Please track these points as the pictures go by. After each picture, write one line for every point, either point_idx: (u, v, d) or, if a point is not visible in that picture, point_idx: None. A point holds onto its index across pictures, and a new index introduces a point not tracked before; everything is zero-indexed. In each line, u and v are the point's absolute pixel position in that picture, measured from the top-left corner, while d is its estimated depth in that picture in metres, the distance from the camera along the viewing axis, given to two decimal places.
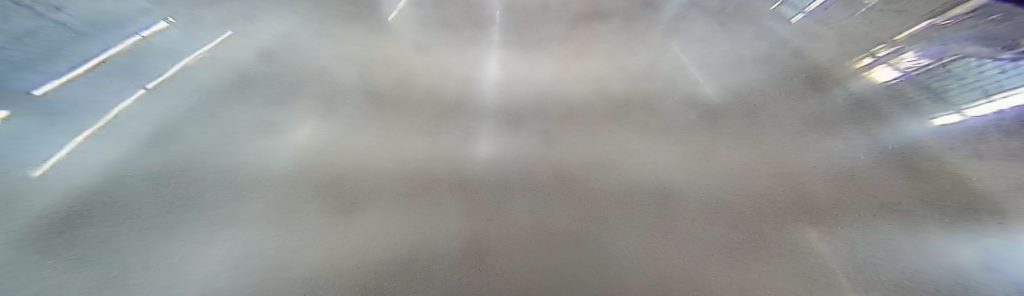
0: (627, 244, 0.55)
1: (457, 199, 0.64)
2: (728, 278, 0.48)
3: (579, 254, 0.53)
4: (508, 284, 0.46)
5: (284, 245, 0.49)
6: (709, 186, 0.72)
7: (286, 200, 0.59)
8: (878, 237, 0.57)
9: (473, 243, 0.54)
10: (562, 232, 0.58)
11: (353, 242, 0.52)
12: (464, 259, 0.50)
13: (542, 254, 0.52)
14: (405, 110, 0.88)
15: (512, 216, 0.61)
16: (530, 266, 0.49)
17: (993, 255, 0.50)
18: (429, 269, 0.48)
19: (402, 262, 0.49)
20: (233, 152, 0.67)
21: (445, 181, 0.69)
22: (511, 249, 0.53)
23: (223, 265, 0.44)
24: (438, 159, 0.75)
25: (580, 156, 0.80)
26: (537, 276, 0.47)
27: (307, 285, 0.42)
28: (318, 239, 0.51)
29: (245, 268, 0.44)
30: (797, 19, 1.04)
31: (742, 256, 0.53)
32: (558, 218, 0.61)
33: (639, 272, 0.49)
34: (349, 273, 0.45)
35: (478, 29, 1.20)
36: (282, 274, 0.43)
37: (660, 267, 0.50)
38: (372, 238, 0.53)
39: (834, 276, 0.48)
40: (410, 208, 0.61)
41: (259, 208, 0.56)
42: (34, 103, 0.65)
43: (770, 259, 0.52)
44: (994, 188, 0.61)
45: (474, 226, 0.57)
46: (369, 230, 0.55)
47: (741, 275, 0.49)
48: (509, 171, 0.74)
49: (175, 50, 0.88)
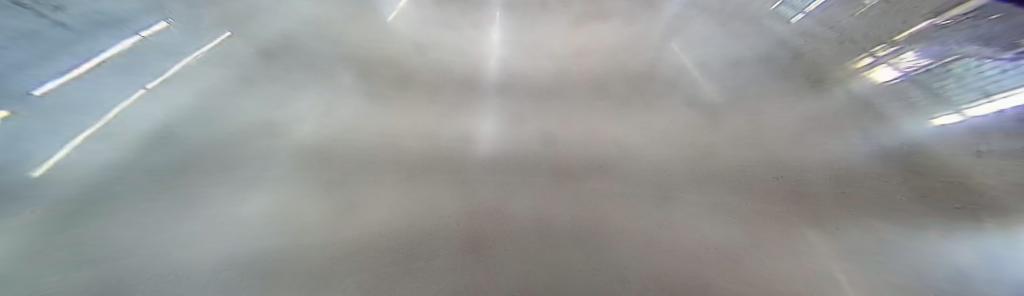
0: (613, 247, 0.67)
1: (465, 204, 0.76)
2: (693, 274, 0.60)
3: (571, 256, 0.66)
4: (512, 281, 0.62)
5: (323, 247, 0.60)
6: (704, 187, 0.76)
7: (307, 201, 0.67)
8: (879, 237, 0.60)
9: (483, 245, 0.68)
10: (560, 233, 0.71)
11: (382, 243, 0.65)
12: (477, 260, 0.65)
13: (538, 257, 0.66)
14: (407, 114, 0.90)
15: (516, 219, 0.73)
16: (530, 267, 0.64)
17: (990, 256, 0.53)
18: (450, 269, 0.63)
19: (426, 263, 0.63)
20: (250, 158, 0.71)
21: (450, 186, 0.79)
22: (515, 251, 0.67)
23: (250, 270, 0.52)
24: (438, 162, 0.83)
25: (582, 156, 0.86)
26: (534, 277, 0.62)
27: (358, 284, 0.57)
28: (351, 242, 0.63)
29: (296, 271, 0.55)
30: (797, 19, 1.03)
31: (716, 255, 0.63)
32: (556, 222, 0.73)
33: (617, 273, 0.62)
34: (386, 272, 0.60)
35: (477, 24, 1.16)
36: (334, 274, 0.57)
37: (636, 266, 0.63)
38: (399, 239, 0.66)
39: (797, 275, 0.57)
40: (411, 213, 0.72)
41: (286, 211, 0.64)
42: (35, 104, 0.63)
43: (737, 260, 0.61)
44: (985, 189, 0.63)
45: (482, 232, 0.70)
46: (393, 232, 0.67)
47: (705, 273, 0.60)
48: (511, 174, 0.82)
49: (170, 44, 0.84)
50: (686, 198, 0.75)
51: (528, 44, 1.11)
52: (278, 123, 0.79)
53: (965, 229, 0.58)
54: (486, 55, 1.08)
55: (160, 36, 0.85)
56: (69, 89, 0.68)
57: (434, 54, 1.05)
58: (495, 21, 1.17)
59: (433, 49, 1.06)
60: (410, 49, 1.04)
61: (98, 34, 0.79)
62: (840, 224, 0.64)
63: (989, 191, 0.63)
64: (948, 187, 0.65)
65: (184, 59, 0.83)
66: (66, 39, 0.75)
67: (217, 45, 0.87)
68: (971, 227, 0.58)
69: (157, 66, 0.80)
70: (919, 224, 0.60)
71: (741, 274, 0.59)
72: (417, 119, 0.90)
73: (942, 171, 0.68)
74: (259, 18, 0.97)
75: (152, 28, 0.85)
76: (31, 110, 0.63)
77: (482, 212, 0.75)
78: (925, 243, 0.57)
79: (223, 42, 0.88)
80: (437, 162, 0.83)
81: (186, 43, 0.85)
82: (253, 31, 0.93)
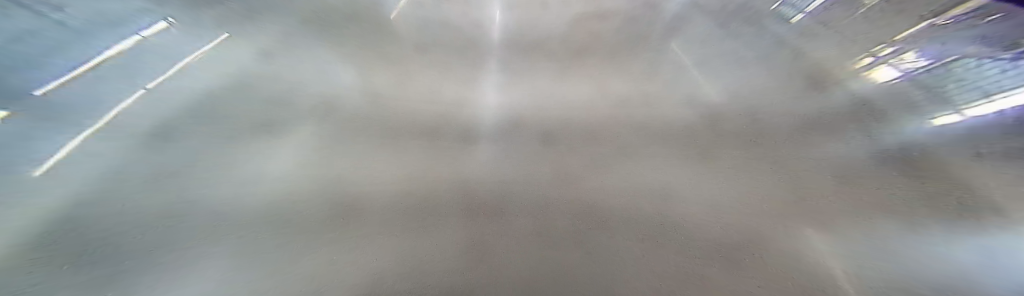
0: (623, 244, 0.63)
1: (454, 196, 0.72)
2: (738, 280, 0.53)
3: (578, 255, 0.60)
4: (513, 274, 0.56)
5: (332, 232, 0.59)
6: (705, 187, 0.76)
7: (276, 194, 0.63)
8: (878, 234, 0.60)
9: (471, 241, 0.63)
10: (561, 231, 0.66)
11: (367, 223, 0.62)
12: (467, 255, 0.59)
13: (541, 257, 0.60)
14: (408, 113, 0.89)
15: (510, 216, 0.69)
16: (529, 263, 0.58)
17: (994, 255, 0.53)
18: (428, 264, 0.57)
19: (403, 254, 0.58)
20: (240, 153, 0.69)
21: (444, 176, 0.77)
22: (509, 247, 0.62)
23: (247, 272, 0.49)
24: (441, 162, 0.80)
25: (583, 154, 0.85)
26: (539, 276, 0.56)
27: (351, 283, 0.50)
28: (328, 228, 0.60)
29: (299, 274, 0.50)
30: (797, 19, 1.04)
31: (748, 255, 0.59)
32: (558, 222, 0.68)
33: (631, 271, 0.56)
34: (380, 259, 0.55)
35: (478, 27, 1.14)
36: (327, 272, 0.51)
37: (663, 270, 0.56)
38: (379, 224, 0.63)
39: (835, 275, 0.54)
40: (405, 213, 0.67)
41: (281, 192, 0.64)
42: (35, 104, 0.64)
43: (768, 255, 0.59)
44: (989, 191, 0.63)
45: (478, 230, 0.65)
46: (371, 217, 0.65)
47: (748, 275, 0.54)
48: (509, 172, 0.80)
49: (170, 43, 0.84)
50: (689, 197, 0.74)
51: (528, 44, 1.12)
52: (276, 120, 0.79)
53: (967, 229, 0.58)
54: (486, 54, 1.08)
55: (161, 36, 0.85)
56: (69, 88, 0.69)
57: (434, 53, 1.05)
58: (494, 22, 1.16)
59: (433, 48, 1.06)
60: (411, 49, 1.03)
61: (98, 33, 0.80)
62: (842, 224, 0.64)
63: (991, 191, 0.63)
64: (948, 187, 0.65)
65: (184, 58, 0.83)
66: (67, 39, 0.76)
67: (218, 45, 0.88)
68: (972, 227, 0.58)
69: (157, 65, 0.80)
70: (919, 223, 0.61)
71: (782, 266, 0.55)
72: (419, 116, 0.89)
73: (941, 171, 0.68)
74: (259, 17, 0.97)
75: (152, 27, 0.86)
76: (30, 110, 0.63)
77: (478, 210, 0.70)
78: (924, 244, 0.57)
79: (223, 42, 0.89)
80: (440, 160, 0.80)
81: (186, 43, 0.86)
82: (254, 31, 0.94)
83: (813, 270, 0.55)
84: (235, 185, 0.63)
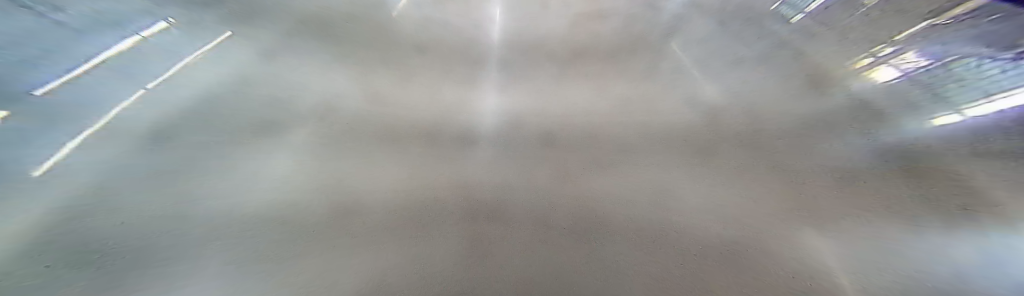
0: (619, 246, 0.65)
1: (456, 198, 0.75)
2: (731, 281, 0.56)
3: (575, 256, 0.64)
4: (514, 275, 0.60)
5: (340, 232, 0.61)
6: (705, 187, 0.77)
7: (279, 196, 0.65)
8: (879, 235, 0.60)
9: (473, 242, 0.66)
10: (560, 232, 0.69)
11: (371, 223, 0.65)
12: (468, 257, 0.63)
13: (540, 258, 0.63)
14: (408, 114, 0.89)
15: (512, 217, 0.72)
16: (528, 264, 0.62)
17: (1000, 255, 0.52)
18: (431, 267, 0.60)
19: (409, 257, 0.60)
20: (241, 153, 0.70)
21: (445, 177, 0.79)
22: (510, 248, 0.65)
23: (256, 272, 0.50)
24: (440, 161, 0.82)
25: (583, 153, 0.87)
26: (537, 277, 0.59)
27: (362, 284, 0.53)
28: (334, 229, 0.62)
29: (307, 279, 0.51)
30: (797, 19, 1.04)
31: (743, 256, 0.61)
32: (558, 223, 0.71)
33: (625, 273, 0.59)
34: (388, 260, 0.59)
35: (478, 27, 1.15)
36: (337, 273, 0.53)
37: (657, 272, 0.59)
38: (382, 224, 0.66)
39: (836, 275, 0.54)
40: (409, 213, 0.70)
41: (281, 193, 0.65)
42: (36, 104, 0.64)
43: (768, 257, 0.60)
44: (989, 190, 0.63)
45: (480, 232, 0.68)
46: (372, 216, 0.67)
47: (740, 275, 0.57)
48: (511, 172, 0.82)
49: (170, 44, 0.85)
50: (688, 196, 0.75)
51: (528, 44, 1.12)
52: (276, 121, 0.79)
53: (967, 229, 0.58)
54: (486, 54, 1.08)
55: (162, 36, 0.85)
56: (69, 89, 0.69)
57: (435, 53, 1.05)
58: (495, 22, 1.17)
59: (433, 48, 1.06)
60: (411, 50, 1.04)
61: (99, 33, 0.80)
62: (841, 224, 0.64)
63: (992, 190, 0.63)
64: (948, 187, 0.65)
65: (184, 58, 0.83)
66: (67, 40, 0.76)
67: (219, 44, 0.88)
68: (972, 227, 0.58)
69: (157, 65, 0.80)
70: (920, 223, 0.61)
71: (776, 268, 0.57)
72: (418, 116, 0.90)
73: (942, 170, 0.68)
74: (259, 18, 0.97)
75: (152, 28, 0.86)
76: (29, 110, 0.63)
77: (480, 212, 0.73)
78: (926, 244, 0.57)
79: (224, 42, 0.89)
80: (438, 161, 0.82)
81: (186, 43, 0.86)
82: (255, 31, 0.94)
83: (809, 269, 0.56)
84: (238, 186, 0.64)
